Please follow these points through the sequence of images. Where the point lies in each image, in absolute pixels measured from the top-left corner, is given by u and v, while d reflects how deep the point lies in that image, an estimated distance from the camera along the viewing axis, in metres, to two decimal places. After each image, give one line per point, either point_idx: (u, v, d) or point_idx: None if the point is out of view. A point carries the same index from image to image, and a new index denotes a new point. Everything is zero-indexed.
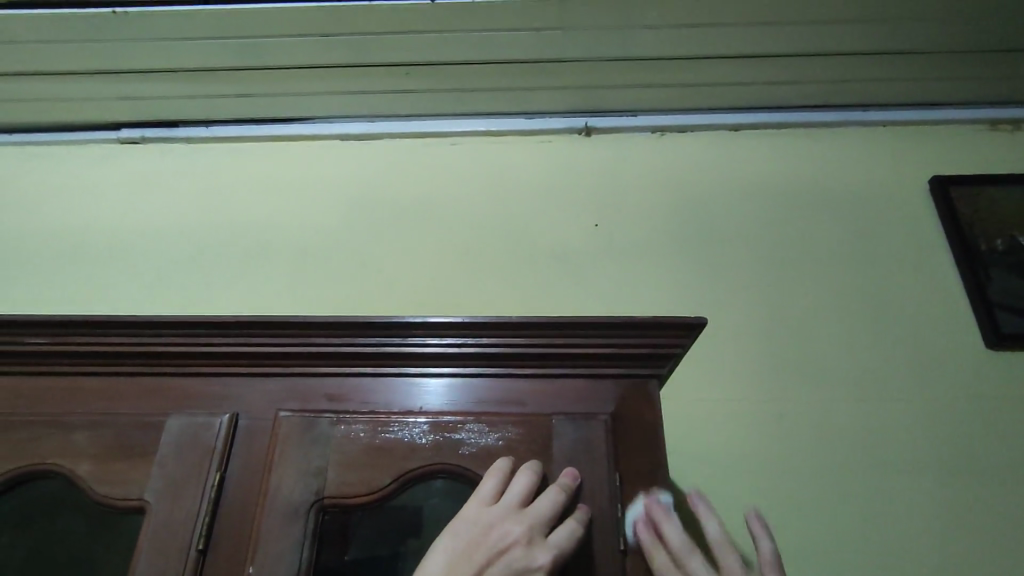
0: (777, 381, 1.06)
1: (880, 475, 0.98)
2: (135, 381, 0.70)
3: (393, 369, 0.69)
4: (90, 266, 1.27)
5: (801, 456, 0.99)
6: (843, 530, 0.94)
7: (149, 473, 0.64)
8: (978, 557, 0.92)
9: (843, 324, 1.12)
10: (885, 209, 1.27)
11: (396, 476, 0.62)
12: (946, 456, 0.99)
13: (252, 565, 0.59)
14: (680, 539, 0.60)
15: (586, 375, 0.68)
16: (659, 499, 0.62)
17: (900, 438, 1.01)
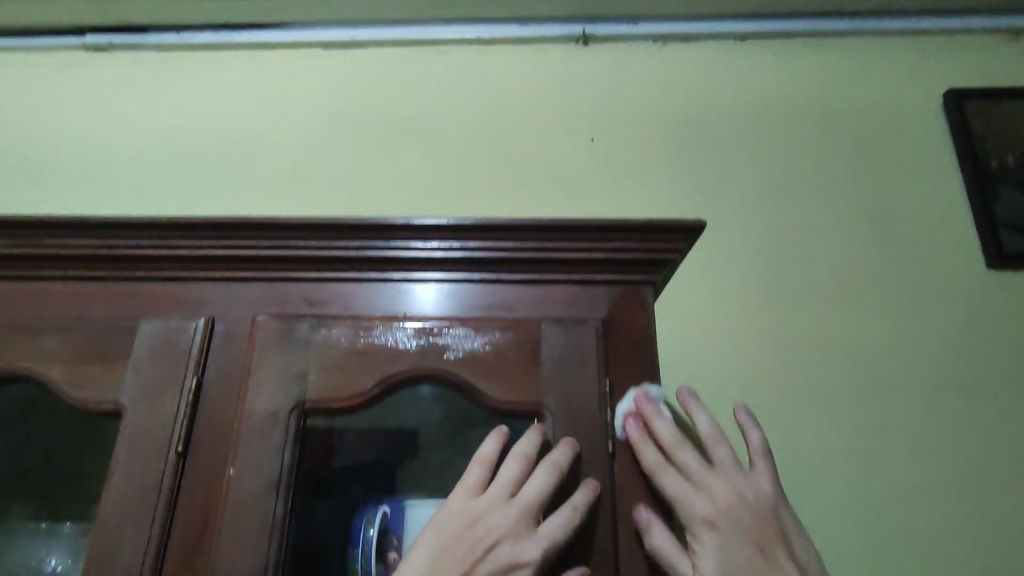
0: (773, 301, 1.04)
1: (870, 392, 0.98)
2: (105, 286, 0.66)
3: (375, 274, 0.66)
4: (64, 181, 1.21)
5: (792, 374, 0.99)
6: (830, 445, 0.95)
7: (124, 377, 0.61)
8: (958, 470, 0.94)
9: (843, 243, 1.09)
10: (896, 124, 1.21)
11: (379, 380, 0.61)
12: (937, 374, 0.99)
13: (233, 468, 0.58)
14: (669, 434, 0.60)
15: (577, 282, 0.66)
16: (648, 392, 0.61)
17: (892, 356, 1.00)
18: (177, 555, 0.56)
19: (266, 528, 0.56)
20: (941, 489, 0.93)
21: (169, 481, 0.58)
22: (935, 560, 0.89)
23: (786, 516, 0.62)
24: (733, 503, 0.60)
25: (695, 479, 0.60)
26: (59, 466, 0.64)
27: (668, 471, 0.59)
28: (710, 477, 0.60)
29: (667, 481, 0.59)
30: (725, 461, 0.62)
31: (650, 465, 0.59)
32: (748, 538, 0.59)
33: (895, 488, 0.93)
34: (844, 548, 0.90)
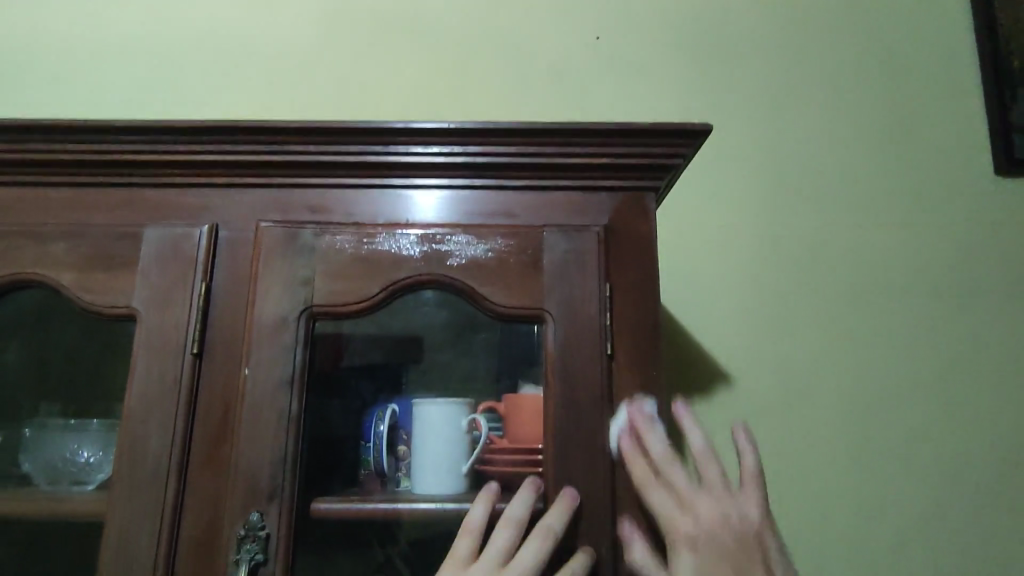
0: (775, 210, 1.03)
1: (865, 300, 1.00)
2: (106, 192, 0.66)
3: (377, 181, 0.66)
4: (48, 82, 1.17)
5: (789, 284, 1.00)
6: (822, 351, 0.98)
7: (133, 282, 0.63)
8: (941, 375, 0.97)
9: (851, 149, 1.07)
10: (919, 19, 1.14)
11: (384, 286, 0.62)
12: (932, 282, 1.01)
13: (247, 367, 0.60)
14: (660, 451, 0.59)
15: (579, 188, 0.65)
16: (642, 407, 0.61)
17: (890, 264, 1.01)
18: (202, 448, 0.60)
19: (282, 422, 0.59)
20: (923, 394, 0.97)
21: (187, 380, 0.60)
22: (910, 455, 0.95)
23: (776, 543, 0.60)
24: (720, 526, 0.58)
25: (682, 497, 0.59)
26: (78, 366, 0.66)
27: (655, 484, 0.59)
28: (695, 496, 0.59)
29: (653, 497, 0.58)
30: (715, 483, 0.60)
31: (636, 478, 0.59)
32: (730, 561, 0.57)
33: (879, 392, 0.97)
34: (826, 446, 0.95)
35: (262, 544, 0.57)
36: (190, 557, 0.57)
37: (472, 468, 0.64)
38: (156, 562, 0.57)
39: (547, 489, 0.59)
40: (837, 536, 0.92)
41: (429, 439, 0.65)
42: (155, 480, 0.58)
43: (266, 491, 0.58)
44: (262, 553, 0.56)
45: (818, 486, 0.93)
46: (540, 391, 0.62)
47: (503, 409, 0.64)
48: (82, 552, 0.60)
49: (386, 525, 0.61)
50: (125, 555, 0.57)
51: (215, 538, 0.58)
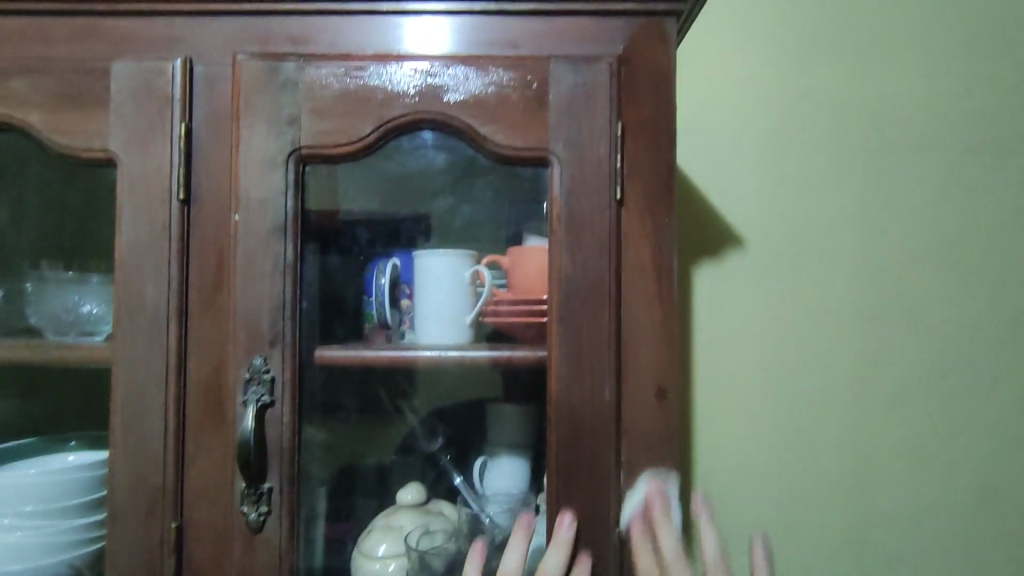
0: (815, 46, 0.90)
1: (903, 151, 0.90)
2: (64, 22, 0.60)
3: (363, 7, 0.59)
4: None
5: (817, 134, 0.90)
6: (846, 206, 0.90)
7: (107, 122, 0.58)
8: (972, 236, 0.90)
9: None
10: None
11: (377, 125, 0.57)
12: (980, 128, 0.91)
13: (237, 215, 0.57)
14: (671, 547, 0.56)
15: (590, 13, 0.58)
16: (664, 492, 0.57)
17: (935, 110, 0.90)
18: (200, 294, 0.59)
19: (278, 268, 0.57)
20: (948, 258, 0.90)
21: (177, 228, 0.58)
22: (935, 315, 0.90)
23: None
24: None
25: None
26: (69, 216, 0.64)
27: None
28: None
29: None
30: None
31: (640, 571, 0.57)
32: None
33: (902, 253, 0.90)
34: (841, 308, 0.90)
35: (268, 387, 0.57)
36: (200, 398, 0.59)
37: (477, 319, 0.63)
38: (166, 404, 0.58)
39: (551, 337, 0.58)
40: (840, 401, 0.89)
41: (433, 291, 0.64)
42: (156, 325, 0.58)
43: (267, 336, 0.57)
44: (268, 395, 0.57)
45: (829, 351, 0.89)
46: (546, 241, 0.59)
47: (506, 263, 0.62)
48: (96, 394, 0.62)
49: (398, 373, 0.63)
50: (135, 396, 0.58)
51: (223, 379, 0.58)
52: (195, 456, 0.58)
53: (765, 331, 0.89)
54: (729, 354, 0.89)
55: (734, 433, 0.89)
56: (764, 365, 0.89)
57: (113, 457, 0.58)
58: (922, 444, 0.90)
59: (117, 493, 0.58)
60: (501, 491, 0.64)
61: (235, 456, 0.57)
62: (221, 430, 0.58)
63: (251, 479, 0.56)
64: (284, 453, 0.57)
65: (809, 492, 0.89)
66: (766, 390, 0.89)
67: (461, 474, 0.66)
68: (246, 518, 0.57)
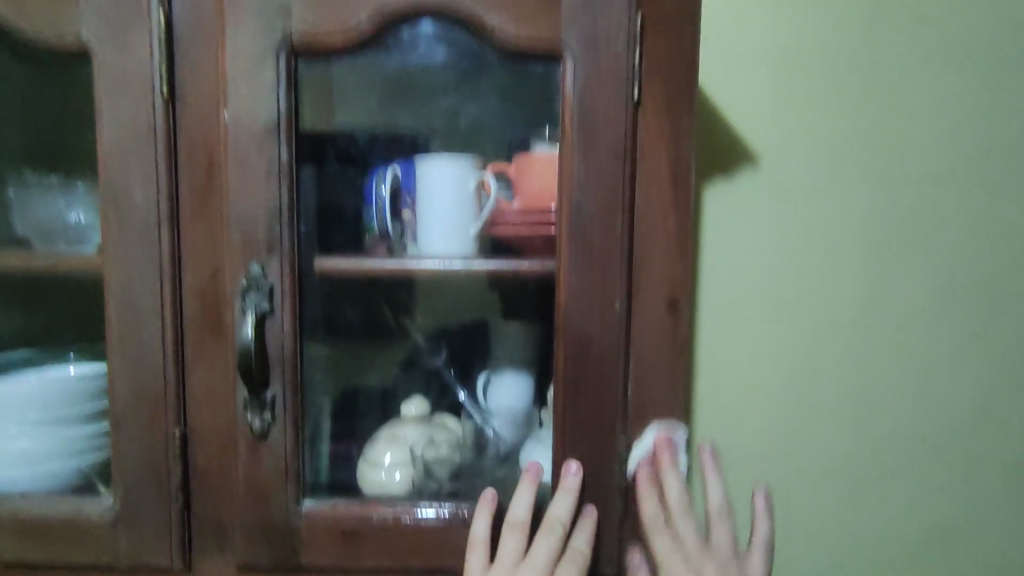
0: None
1: (933, 62, 0.84)
2: None
3: None
4: None
5: (842, 43, 0.84)
6: (868, 120, 0.85)
7: (78, 10, 0.54)
8: (999, 154, 0.85)
9: None
10: None
11: (374, 17, 0.53)
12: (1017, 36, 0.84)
13: (225, 113, 0.54)
14: (675, 492, 0.59)
15: None
16: (672, 443, 0.57)
17: (970, 16, 0.84)
18: (192, 199, 0.56)
19: (273, 172, 0.54)
20: (971, 178, 0.86)
21: (162, 127, 0.55)
22: (953, 238, 0.86)
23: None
24: None
25: (686, 548, 0.59)
26: (49, 117, 0.60)
27: (663, 530, 0.58)
28: (700, 552, 0.59)
29: (657, 541, 0.58)
30: (721, 544, 0.63)
31: (644, 510, 0.58)
32: None
33: (924, 175, 0.85)
34: (855, 228, 0.86)
35: (267, 295, 0.55)
36: (199, 305, 0.57)
37: (481, 231, 0.60)
38: (161, 312, 0.56)
39: (560, 247, 0.56)
40: (849, 326, 0.87)
41: (436, 204, 0.60)
42: (146, 231, 0.55)
43: (264, 243, 0.55)
44: (267, 303, 0.55)
45: (840, 273, 0.86)
46: (555, 148, 0.56)
47: (513, 173, 0.59)
48: (90, 303, 0.60)
49: (399, 286, 0.61)
50: (128, 304, 0.56)
51: (222, 286, 0.57)
52: (196, 364, 0.58)
53: (774, 253, 0.86)
54: (735, 275, 0.86)
55: (738, 355, 0.87)
56: (772, 286, 0.87)
57: (111, 366, 0.57)
58: (928, 372, 0.87)
59: (117, 400, 0.57)
60: (503, 405, 0.64)
61: (235, 365, 0.56)
62: (221, 338, 0.57)
63: (255, 387, 0.56)
64: (286, 362, 0.56)
65: (809, 417, 0.88)
66: (773, 312, 0.87)
67: (465, 389, 0.65)
68: (250, 426, 0.56)
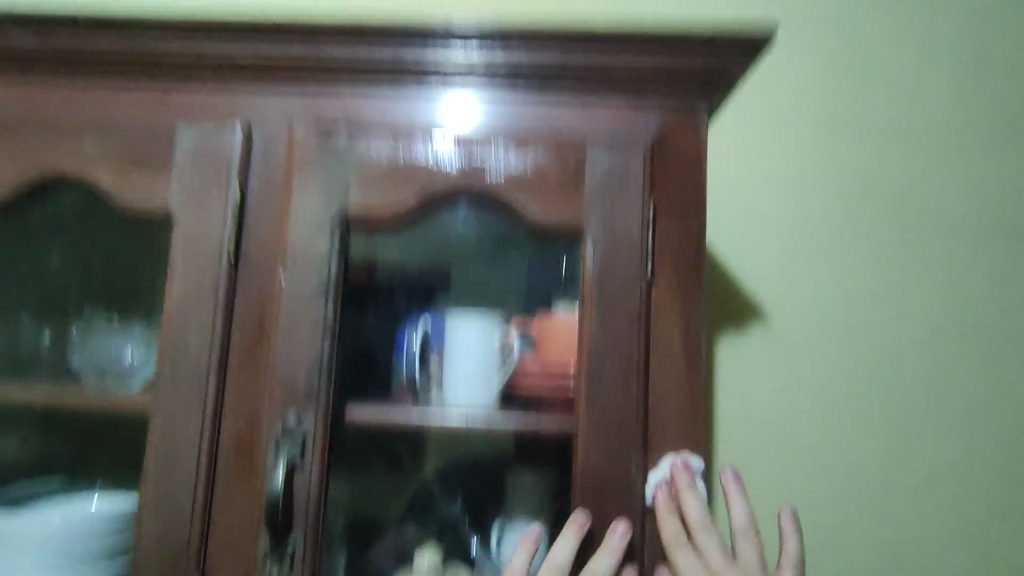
0: (838, 132, 0.93)
1: (929, 237, 0.91)
2: (134, 89, 0.64)
3: (392, 84, 0.63)
4: None
5: (844, 213, 0.92)
6: (875, 287, 0.90)
7: (167, 184, 0.61)
8: (998, 322, 0.90)
9: (929, 67, 0.94)
10: None
11: (419, 196, 0.61)
12: (1005, 215, 0.92)
13: (283, 274, 0.60)
14: (697, 515, 0.56)
15: (626, 100, 0.62)
16: (686, 467, 0.57)
17: (959, 197, 0.92)
18: (241, 350, 0.61)
19: (318, 329, 0.59)
20: (974, 342, 0.90)
21: (224, 282, 0.60)
22: (960, 402, 0.89)
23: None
24: None
25: (713, 564, 0.56)
26: (125, 270, 0.67)
27: (686, 549, 0.56)
28: (728, 567, 0.56)
29: (681, 561, 0.56)
30: (750, 563, 0.59)
31: (667, 539, 0.56)
32: None
33: (928, 340, 0.90)
34: (869, 386, 0.89)
35: (299, 444, 0.58)
36: (232, 449, 0.60)
37: (503, 383, 0.64)
38: (196, 456, 0.59)
39: (579, 407, 0.59)
40: (866, 485, 0.88)
41: (462, 357, 0.65)
42: (196, 374, 0.60)
43: (302, 394, 0.59)
44: (298, 453, 0.58)
45: (853, 430, 0.88)
46: (575, 312, 0.61)
47: (534, 332, 0.64)
48: (134, 442, 0.64)
49: (405, 440, 0.63)
50: (171, 445, 0.59)
51: (256, 433, 0.60)
52: (222, 510, 0.59)
53: (788, 408, 0.89)
54: (751, 430, 0.88)
55: (757, 503, 0.87)
56: (787, 441, 0.88)
57: (142, 506, 0.59)
58: (951, 539, 0.87)
59: (144, 543, 0.59)
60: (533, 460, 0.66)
61: (261, 511, 0.58)
62: (249, 484, 0.59)
63: (276, 530, 0.57)
64: (309, 508, 0.58)
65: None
66: (788, 467, 0.88)
67: None
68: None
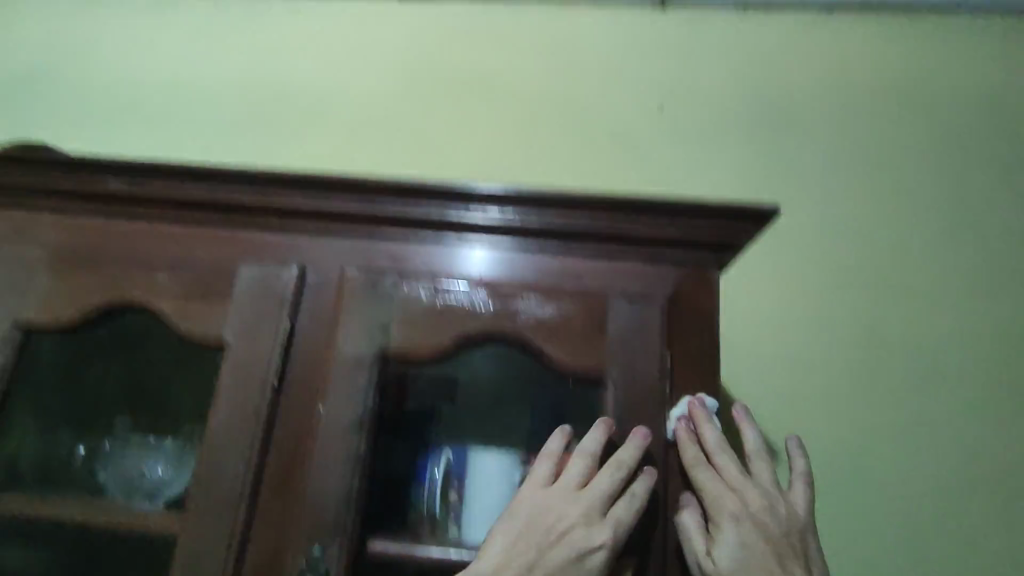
0: (824, 288, 1.05)
1: (916, 385, 0.99)
2: (206, 230, 0.72)
3: (433, 235, 0.70)
4: (138, 116, 1.29)
5: (834, 362, 1.01)
6: (869, 431, 0.97)
7: (226, 316, 0.68)
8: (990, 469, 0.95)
9: (899, 235, 1.08)
10: (970, 107, 1.16)
11: (454, 336, 0.66)
12: (986, 366, 1.00)
13: (323, 405, 0.64)
14: (714, 439, 0.63)
15: (645, 258, 0.69)
16: (701, 403, 0.64)
17: (940, 348, 1.01)
18: (274, 478, 0.63)
19: (350, 460, 0.62)
20: (970, 489, 0.94)
21: (266, 409, 0.65)
22: (960, 547, 0.92)
23: (810, 539, 0.64)
24: (764, 513, 0.62)
25: (730, 481, 0.62)
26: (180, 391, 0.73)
27: (705, 467, 0.63)
28: (743, 482, 0.62)
29: (700, 476, 0.62)
30: (763, 478, 0.65)
31: (688, 460, 0.63)
32: (767, 543, 0.61)
33: (924, 485, 0.95)
34: (868, 528, 0.93)
35: None
36: None
37: None
38: None
39: None
40: None
41: (483, 491, 0.67)
42: (229, 500, 0.62)
43: (330, 526, 0.60)
44: None
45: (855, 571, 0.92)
46: None
47: None
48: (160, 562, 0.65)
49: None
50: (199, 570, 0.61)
51: (279, 564, 0.61)
52: None
53: None
54: None
55: None
56: None
57: None
58: None
59: None
60: None
61: None
62: None
63: None
64: None
65: None
66: None
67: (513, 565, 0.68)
68: None
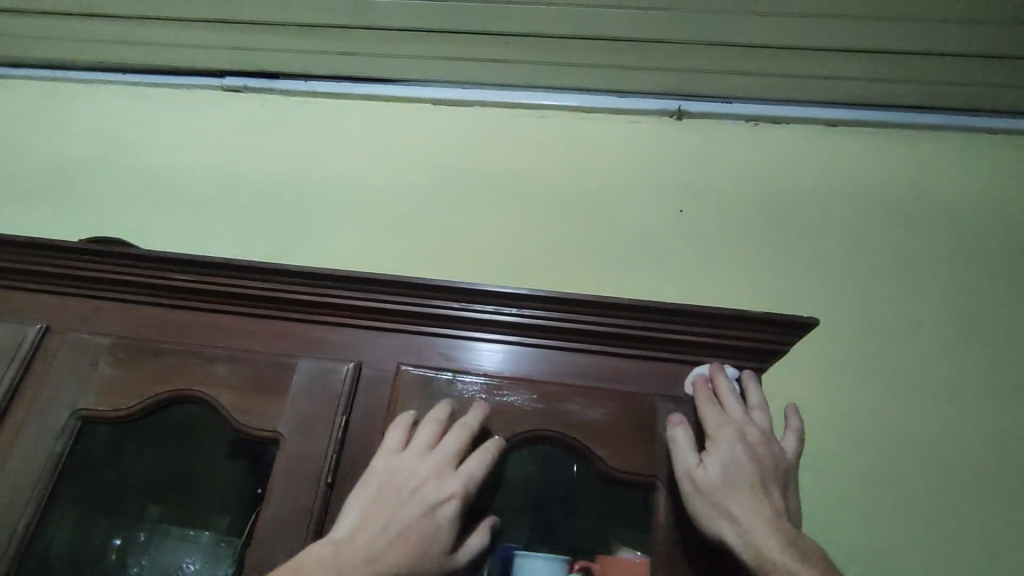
0: (844, 389, 1.08)
1: (937, 488, 1.00)
2: (266, 324, 0.76)
3: (483, 334, 0.74)
4: (188, 209, 1.38)
5: (858, 463, 1.02)
6: (895, 535, 0.97)
7: (281, 410, 0.70)
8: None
9: (911, 339, 1.12)
10: (968, 216, 1.24)
11: (507, 437, 0.67)
12: (1004, 470, 1.01)
13: None
14: (725, 384, 0.69)
15: (688, 361, 0.72)
16: (725, 368, 0.71)
17: (958, 451, 1.03)
18: None
19: None
20: None
21: (319, 506, 0.65)
22: None
23: (792, 478, 0.68)
24: (756, 442, 0.66)
25: (732, 414, 0.67)
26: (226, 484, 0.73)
27: (712, 402, 0.68)
28: (742, 416, 0.67)
29: (705, 409, 0.68)
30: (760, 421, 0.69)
31: (697, 395, 0.69)
32: (754, 467, 0.64)
33: None
34: None
35: None
36: None
37: None
38: None
39: None
40: None
41: None
42: None
43: None
44: None
45: None
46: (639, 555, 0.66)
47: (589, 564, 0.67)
48: None
49: None
50: None
51: None
52: None
53: None
54: None
55: None
56: None
57: None
58: None
59: None
60: None
61: None
62: None
63: None
64: None
65: None
66: None
67: None
68: None
